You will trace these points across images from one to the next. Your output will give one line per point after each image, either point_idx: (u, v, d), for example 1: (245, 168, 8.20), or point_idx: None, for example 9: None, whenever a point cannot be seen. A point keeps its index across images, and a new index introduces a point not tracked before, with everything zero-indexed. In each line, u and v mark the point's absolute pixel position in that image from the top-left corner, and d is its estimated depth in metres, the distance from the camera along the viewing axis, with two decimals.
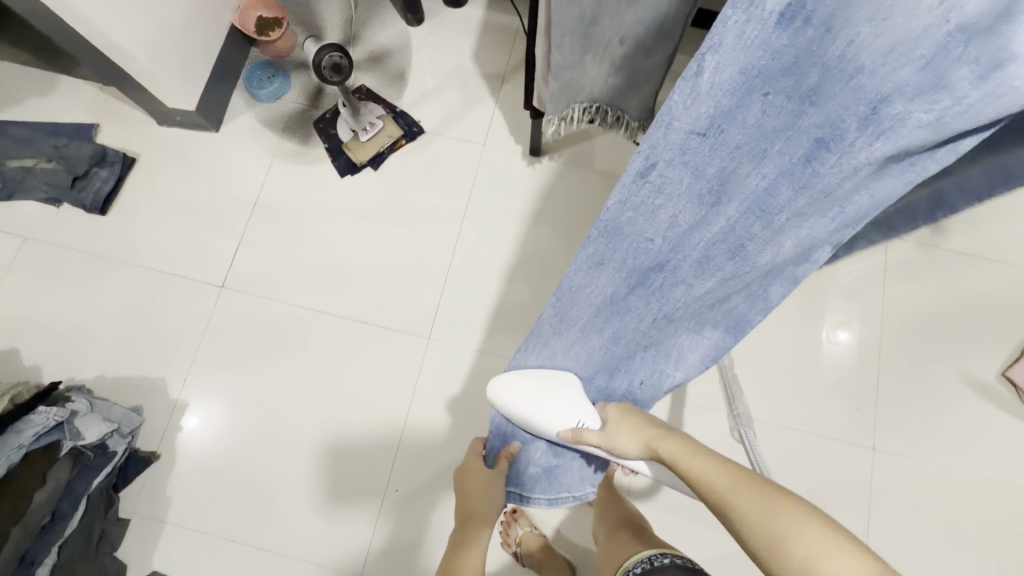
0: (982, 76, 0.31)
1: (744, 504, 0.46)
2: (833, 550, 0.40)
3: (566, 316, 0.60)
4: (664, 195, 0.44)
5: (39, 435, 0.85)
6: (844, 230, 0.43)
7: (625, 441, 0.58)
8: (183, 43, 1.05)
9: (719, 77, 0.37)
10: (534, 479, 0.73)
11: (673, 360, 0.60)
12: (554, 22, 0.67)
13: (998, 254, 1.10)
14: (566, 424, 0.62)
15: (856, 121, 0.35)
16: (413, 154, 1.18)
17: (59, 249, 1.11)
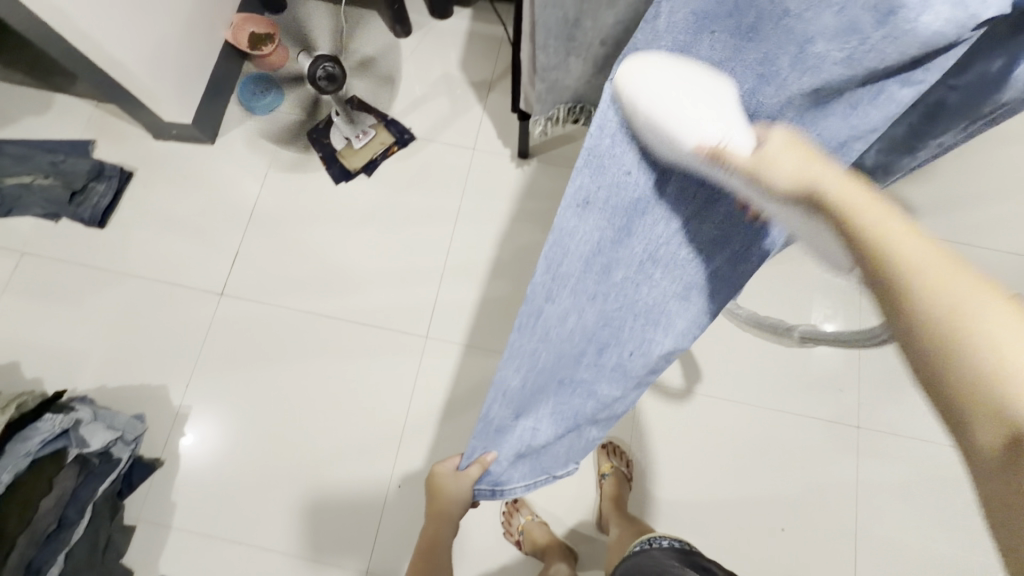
0: (881, 19, 0.35)
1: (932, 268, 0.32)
2: None
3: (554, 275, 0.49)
4: (637, 126, 0.43)
5: (45, 442, 0.89)
6: None
7: (784, 170, 0.39)
8: (178, 57, 1.07)
9: (674, 19, 0.42)
10: (516, 477, 0.62)
11: (663, 329, 0.52)
12: (538, 25, 0.71)
13: (971, 239, 1.14)
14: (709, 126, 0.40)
15: (788, 59, 0.39)
16: (404, 161, 1.21)
17: (60, 263, 1.13)
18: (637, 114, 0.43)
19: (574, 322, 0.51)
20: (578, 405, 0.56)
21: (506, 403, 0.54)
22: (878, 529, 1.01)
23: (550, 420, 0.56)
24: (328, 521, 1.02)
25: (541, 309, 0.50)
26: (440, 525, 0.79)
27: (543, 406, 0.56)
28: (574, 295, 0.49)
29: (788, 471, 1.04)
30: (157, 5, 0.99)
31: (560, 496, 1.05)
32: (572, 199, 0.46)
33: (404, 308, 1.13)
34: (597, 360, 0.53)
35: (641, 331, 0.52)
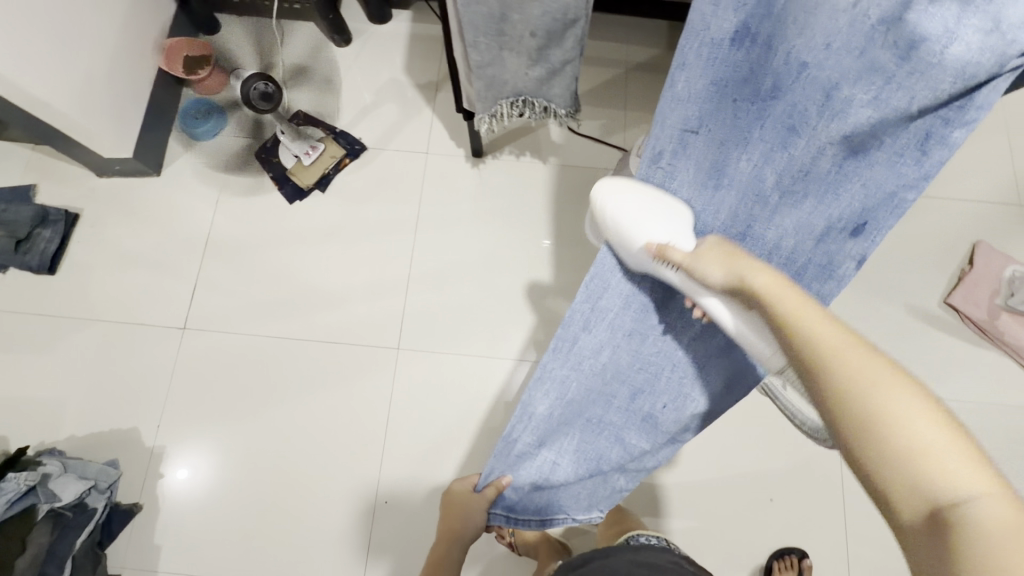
0: (902, 56, 0.53)
1: (851, 365, 0.44)
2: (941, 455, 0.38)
3: (597, 309, 0.67)
4: (676, 180, 0.66)
5: (13, 500, 0.89)
6: (832, 211, 0.61)
7: (710, 266, 0.58)
8: (108, 89, 1.04)
9: (695, 88, 0.63)
10: (528, 505, 0.72)
11: (697, 384, 0.69)
12: (465, 24, 0.70)
13: (924, 192, 1.17)
14: (656, 235, 0.61)
15: (815, 108, 0.58)
16: (358, 172, 1.19)
17: (14, 316, 1.10)
18: (672, 168, 0.66)
19: (612, 358, 0.69)
20: (602, 445, 0.71)
21: (534, 432, 0.69)
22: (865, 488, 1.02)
23: (575, 457, 0.71)
24: (321, 545, 1.01)
25: (576, 337, 0.68)
26: (449, 547, 0.81)
27: (569, 442, 0.70)
28: (609, 330, 0.68)
29: (771, 440, 1.05)
30: (77, 38, 0.96)
31: None
32: None
33: (373, 321, 1.11)
34: (627, 404, 0.70)
35: (676, 386, 0.69)
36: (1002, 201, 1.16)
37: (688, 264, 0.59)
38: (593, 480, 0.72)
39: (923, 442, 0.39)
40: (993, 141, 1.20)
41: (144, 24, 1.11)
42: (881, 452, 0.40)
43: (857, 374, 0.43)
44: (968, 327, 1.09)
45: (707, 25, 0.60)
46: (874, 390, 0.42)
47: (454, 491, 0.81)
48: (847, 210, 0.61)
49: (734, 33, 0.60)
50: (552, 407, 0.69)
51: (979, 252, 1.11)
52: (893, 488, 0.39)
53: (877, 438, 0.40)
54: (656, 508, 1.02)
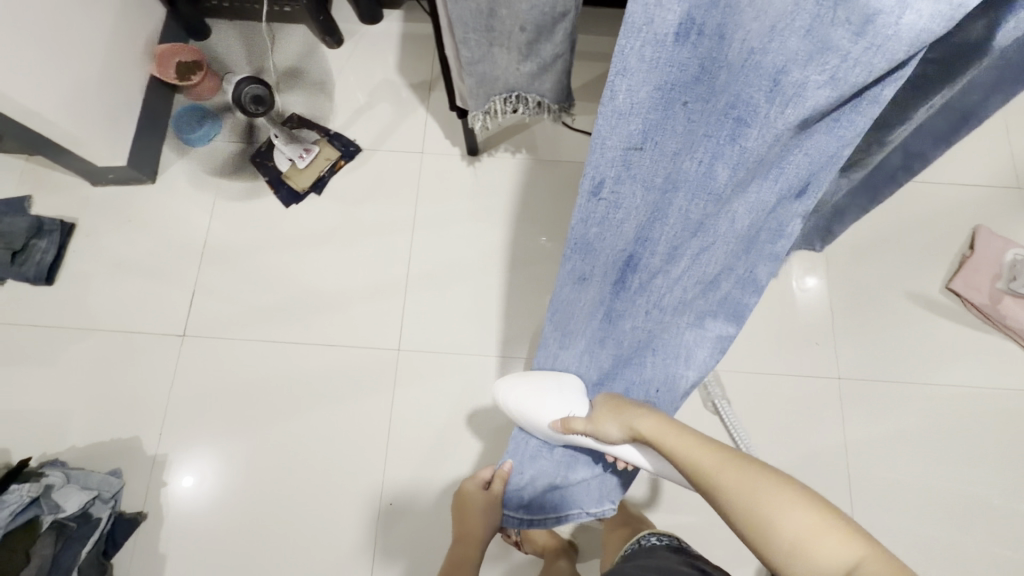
0: (858, 32, 0.35)
1: (729, 478, 0.51)
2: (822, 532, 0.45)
3: (567, 330, 0.68)
4: (621, 207, 0.51)
5: (16, 513, 0.89)
6: (789, 193, 0.47)
7: (609, 426, 0.64)
8: (99, 98, 1.03)
9: (637, 97, 0.43)
10: (546, 504, 0.77)
11: (684, 361, 0.66)
12: (454, 20, 0.70)
13: (923, 177, 1.16)
14: (554, 413, 0.70)
15: (763, 95, 0.41)
16: (354, 174, 1.19)
17: (12, 328, 1.09)
18: (619, 196, 0.50)
19: (596, 363, 0.70)
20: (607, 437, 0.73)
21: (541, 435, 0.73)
22: (872, 477, 1.02)
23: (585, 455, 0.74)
24: (328, 548, 1.00)
25: (555, 353, 0.71)
26: (468, 552, 0.84)
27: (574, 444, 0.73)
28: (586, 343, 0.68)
29: (776, 430, 1.05)
30: (66, 47, 0.95)
31: None
32: (571, 276, 0.60)
33: (373, 322, 1.11)
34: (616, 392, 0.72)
35: (664, 365, 0.67)
36: (1001, 183, 1.15)
37: (591, 430, 0.66)
38: (610, 475, 0.75)
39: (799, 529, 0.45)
40: (989, 124, 1.19)
41: (134, 31, 1.11)
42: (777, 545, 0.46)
43: (735, 487, 0.51)
44: (970, 312, 1.09)
45: (648, 17, 0.39)
46: (750, 496, 0.49)
47: (467, 493, 0.88)
48: (793, 180, 0.46)
49: (677, 24, 0.40)
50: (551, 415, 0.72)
51: (980, 236, 1.11)
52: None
53: (772, 539, 0.46)
54: (663, 503, 1.02)
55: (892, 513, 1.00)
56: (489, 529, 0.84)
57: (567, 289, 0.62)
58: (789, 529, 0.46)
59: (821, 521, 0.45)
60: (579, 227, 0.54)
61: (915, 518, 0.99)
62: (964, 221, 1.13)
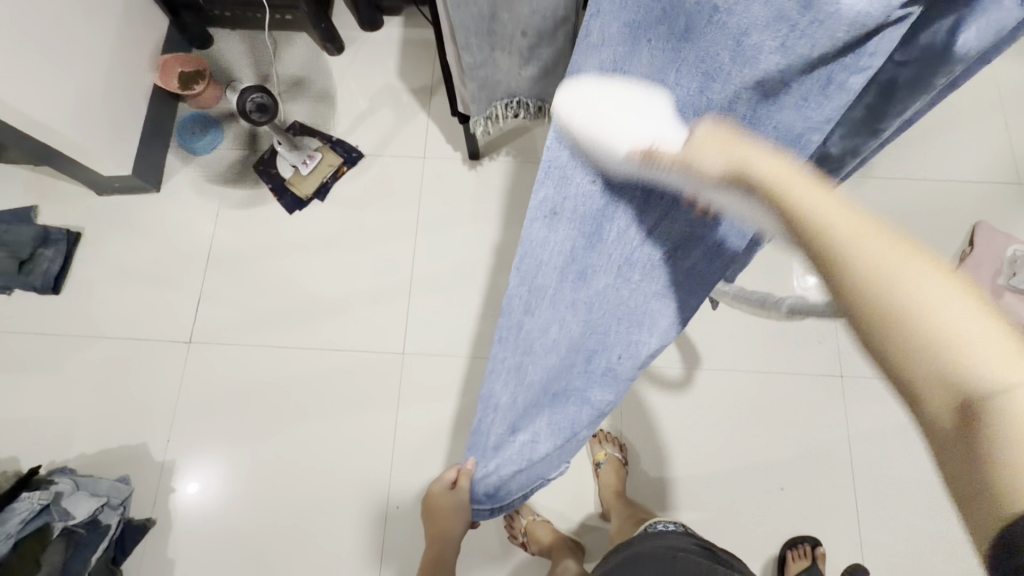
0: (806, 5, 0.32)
1: (868, 243, 0.30)
2: (985, 333, 0.26)
3: (535, 283, 0.50)
4: (597, 116, 0.41)
5: (26, 520, 0.88)
6: None
7: (709, 156, 0.38)
8: (103, 108, 1.04)
9: (608, 30, 0.41)
10: (513, 488, 0.66)
11: (648, 328, 0.53)
12: (456, 26, 0.71)
13: (923, 175, 1.17)
14: (640, 132, 0.40)
15: (727, 55, 0.37)
16: (356, 179, 1.19)
17: (20, 337, 1.10)
18: None
19: (563, 337, 0.52)
20: (571, 411, 0.58)
21: (502, 419, 0.57)
22: (877, 475, 1.02)
23: (548, 429, 0.58)
24: (336, 551, 1.01)
25: (521, 322, 0.52)
26: (442, 547, 0.85)
27: (537, 420, 0.58)
28: (552, 306, 0.50)
29: (780, 429, 1.05)
30: (70, 58, 0.96)
31: (562, 493, 1.05)
32: (539, 211, 0.46)
33: (378, 327, 1.12)
34: (586, 367, 0.55)
35: (625, 334, 0.53)
36: (1000, 180, 1.16)
37: (681, 162, 0.39)
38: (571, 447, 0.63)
39: (967, 331, 0.26)
40: (988, 121, 1.20)
41: (137, 42, 1.12)
42: (895, 339, 0.28)
43: (882, 264, 0.29)
44: None
45: None
46: (898, 275, 0.29)
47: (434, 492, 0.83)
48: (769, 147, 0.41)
49: None
50: (512, 395, 0.56)
51: (980, 233, 1.11)
52: (917, 386, 0.27)
53: (905, 340, 0.28)
54: (668, 503, 1.02)
55: (897, 509, 1.00)
56: (460, 527, 0.83)
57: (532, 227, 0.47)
58: (953, 327, 0.27)
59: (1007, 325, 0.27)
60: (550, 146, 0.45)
61: (920, 513, 1.00)
62: (965, 218, 1.14)
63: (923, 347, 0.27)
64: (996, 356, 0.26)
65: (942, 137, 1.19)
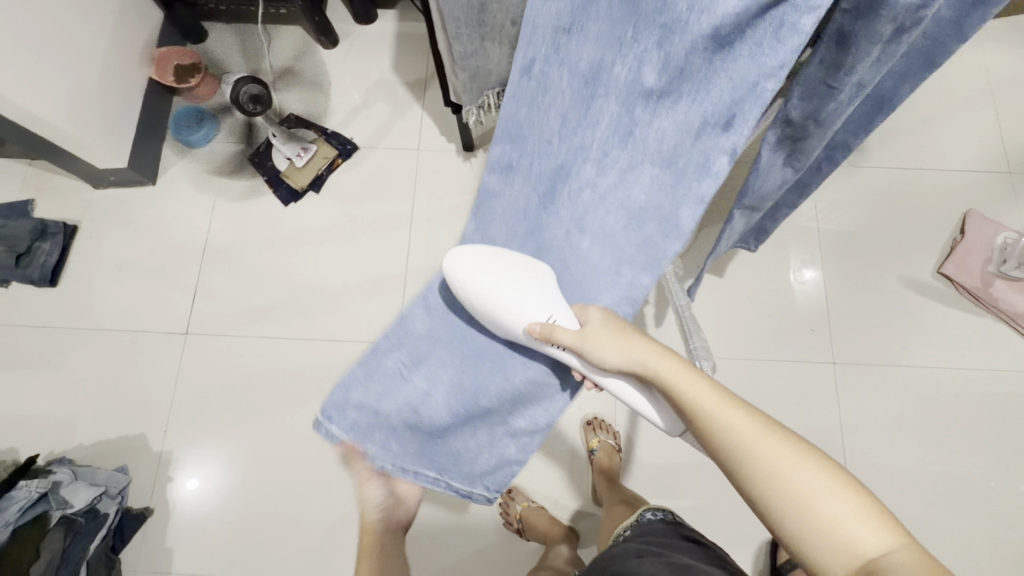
0: None
1: (764, 445, 0.46)
2: (857, 511, 0.41)
3: (487, 235, 0.65)
4: (551, 92, 0.60)
5: (24, 510, 0.89)
6: (712, 116, 0.50)
7: (607, 350, 0.54)
8: (98, 100, 1.04)
9: None
10: (378, 434, 0.61)
11: (592, 299, 0.60)
12: (445, 16, 0.70)
13: (912, 164, 1.18)
14: (536, 316, 0.55)
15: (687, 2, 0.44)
16: (351, 172, 1.20)
17: (18, 330, 1.11)
18: (547, 79, 0.60)
19: None
20: (482, 377, 0.61)
21: (411, 349, 0.63)
22: (869, 460, 1.03)
23: (448, 386, 0.61)
24: (331, 537, 1.02)
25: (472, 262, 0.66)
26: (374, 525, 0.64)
27: (445, 371, 0.62)
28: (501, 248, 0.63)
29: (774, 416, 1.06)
30: (64, 51, 0.97)
31: (557, 480, 1.05)
32: (499, 165, 0.66)
33: (372, 317, 1.13)
34: None
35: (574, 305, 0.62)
36: (991, 168, 1.17)
37: (578, 345, 0.54)
38: (486, 423, 0.62)
39: (835, 509, 0.42)
40: (980, 109, 1.20)
41: (132, 34, 1.12)
42: (800, 521, 0.42)
43: (769, 456, 0.45)
44: (961, 295, 1.10)
45: None
46: (784, 461, 0.44)
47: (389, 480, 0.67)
48: (716, 104, 0.49)
49: None
50: (427, 328, 0.64)
51: (970, 221, 1.12)
52: (822, 558, 0.41)
53: (799, 514, 0.42)
54: (662, 490, 1.03)
55: (891, 494, 1.01)
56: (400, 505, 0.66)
57: (493, 179, 0.66)
58: (825, 508, 0.42)
59: (869, 512, 0.41)
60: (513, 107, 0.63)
61: (912, 501, 1.01)
62: (954, 205, 1.15)
63: (815, 521, 0.42)
64: (863, 530, 0.40)
65: (931, 126, 1.20)
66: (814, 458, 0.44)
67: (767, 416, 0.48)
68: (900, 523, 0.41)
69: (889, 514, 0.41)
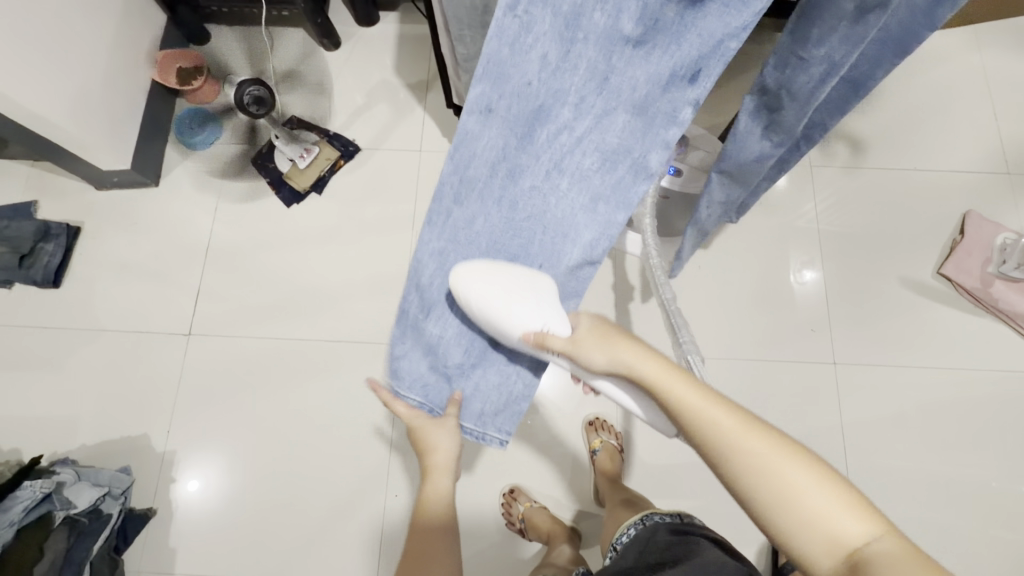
0: None
1: (749, 444, 0.46)
2: (841, 505, 0.43)
3: (466, 174, 0.58)
4: (532, 32, 0.50)
5: (28, 509, 0.89)
6: (681, 69, 0.51)
7: (592, 353, 0.55)
8: (101, 101, 1.05)
9: None
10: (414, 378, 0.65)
11: (571, 240, 0.60)
12: (449, 17, 0.71)
13: (912, 165, 1.18)
14: (530, 323, 0.55)
15: None
16: (354, 173, 1.21)
17: (21, 331, 1.11)
18: (530, 18, 0.50)
19: (485, 231, 0.60)
20: None
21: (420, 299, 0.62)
22: (869, 460, 1.03)
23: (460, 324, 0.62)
24: (334, 537, 1.02)
25: (449, 211, 0.60)
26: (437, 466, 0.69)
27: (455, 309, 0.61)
28: (480, 199, 0.59)
29: (775, 417, 1.06)
30: (68, 53, 0.97)
31: (558, 480, 1.06)
32: (476, 106, 0.55)
33: (374, 318, 1.13)
34: None
35: (550, 242, 0.60)
36: (990, 169, 1.17)
37: (570, 352, 0.55)
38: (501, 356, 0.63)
39: (821, 506, 0.43)
40: (980, 111, 1.21)
41: (136, 36, 1.13)
42: (788, 518, 0.43)
43: (757, 453, 0.46)
44: (961, 296, 1.11)
45: None
46: (769, 459, 0.45)
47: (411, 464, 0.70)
48: (688, 56, 0.50)
49: None
50: (436, 275, 0.61)
51: (970, 222, 1.12)
52: (809, 553, 0.43)
53: (786, 510, 0.44)
54: (663, 490, 1.04)
55: (891, 494, 1.02)
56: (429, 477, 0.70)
57: (469, 121, 0.56)
58: (812, 503, 0.43)
59: (850, 500, 0.43)
60: (491, 46, 0.52)
61: (913, 501, 1.01)
62: (954, 206, 1.16)
63: (802, 518, 0.43)
64: (848, 524, 0.42)
65: (931, 127, 1.21)
66: (798, 455, 0.46)
67: (748, 413, 0.49)
68: (880, 513, 0.43)
69: (869, 504, 0.43)
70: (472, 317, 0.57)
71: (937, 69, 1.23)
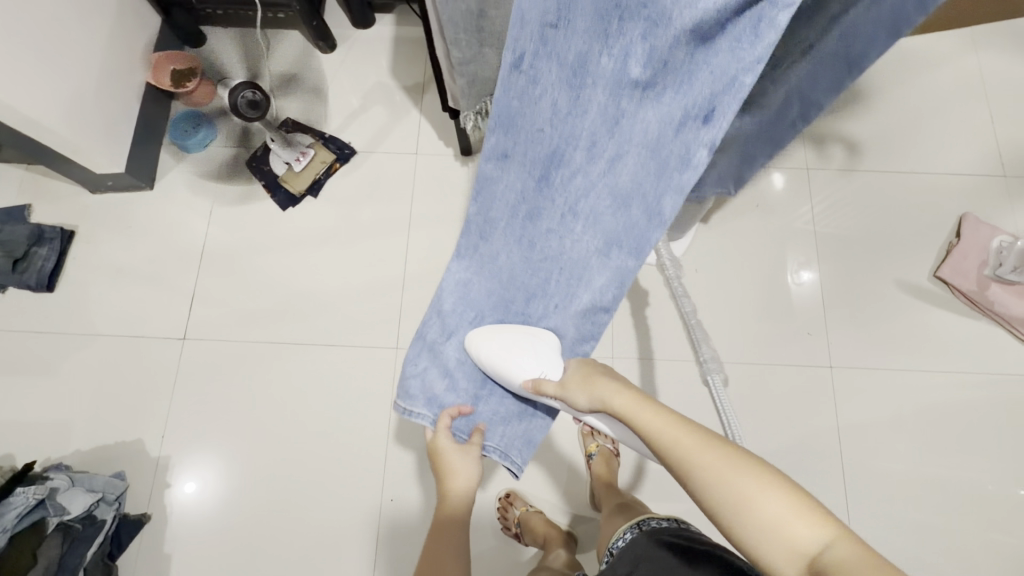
0: None
1: (703, 460, 0.49)
2: (792, 511, 0.44)
3: (489, 217, 0.68)
4: (540, 83, 0.57)
5: (21, 516, 0.89)
6: (692, 109, 0.49)
7: (574, 394, 0.61)
8: (96, 105, 1.05)
9: None
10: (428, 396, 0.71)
11: (584, 283, 0.66)
12: (444, 22, 0.71)
13: (909, 168, 1.18)
14: (529, 373, 0.65)
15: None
16: (349, 176, 1.20)
17: (14, 335, 1.11)
18: (537, 73, 0.56)
19: (507, 267, 0.69)
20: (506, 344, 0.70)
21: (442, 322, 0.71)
22: (866, 463, 1.03)
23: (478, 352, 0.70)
24: (330, 542, 1.02)
25: (478, 246, 0.70)
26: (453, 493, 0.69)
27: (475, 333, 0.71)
28: (503, 237, 0.68)
29: (771, 420, 1.06)
30: (62, 57, 0.97)
31: (555, 484, 1.06)
32: (494, 154, 0.65)
33: (370, 322, 1.12)
34: (525, 309, 0.70)
35: (566, 285, 0.67)
36: (987, 171, 1.17)
37: (559, 396, 0.63)
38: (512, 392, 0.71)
39: (772, 513, 0.44)
40: (977, 113, 1.21)
41: (130, 38, 1.12)
42: (747, 530, 0.45)
43: (710, 466, 0.49)
44: (958, 299, 1.11)
45: None
46: (722, 473, 0.48)
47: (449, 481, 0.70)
48: (698, 97, 0.48)
49: None
50: (456, 304, 0.71)
51: (967, 224, 1.12)
52: (771, 562, 0.44)
53: (745, 522, 0.45)
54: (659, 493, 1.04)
55: (888, 497, 1.01)
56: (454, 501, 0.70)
57: (489, 167, 0.66)
58: (766, 511, 0.45)
59: (803, 506, 0.44)
60: (504, 99, 0.60)
61: (909, 504, 1.01)
62: (951, 209, 1.16)
63: (758, 527, 0.45)
64: (800, 530, 0.43)
65: (928, 129, 1.21)
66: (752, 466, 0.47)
67: (706, 429, 0.52)
68: (835, 516, 0.43)
69: (824, 508, 0.44)
70: (482, 367, 0.69)
71: (933, 71, 1.23)
